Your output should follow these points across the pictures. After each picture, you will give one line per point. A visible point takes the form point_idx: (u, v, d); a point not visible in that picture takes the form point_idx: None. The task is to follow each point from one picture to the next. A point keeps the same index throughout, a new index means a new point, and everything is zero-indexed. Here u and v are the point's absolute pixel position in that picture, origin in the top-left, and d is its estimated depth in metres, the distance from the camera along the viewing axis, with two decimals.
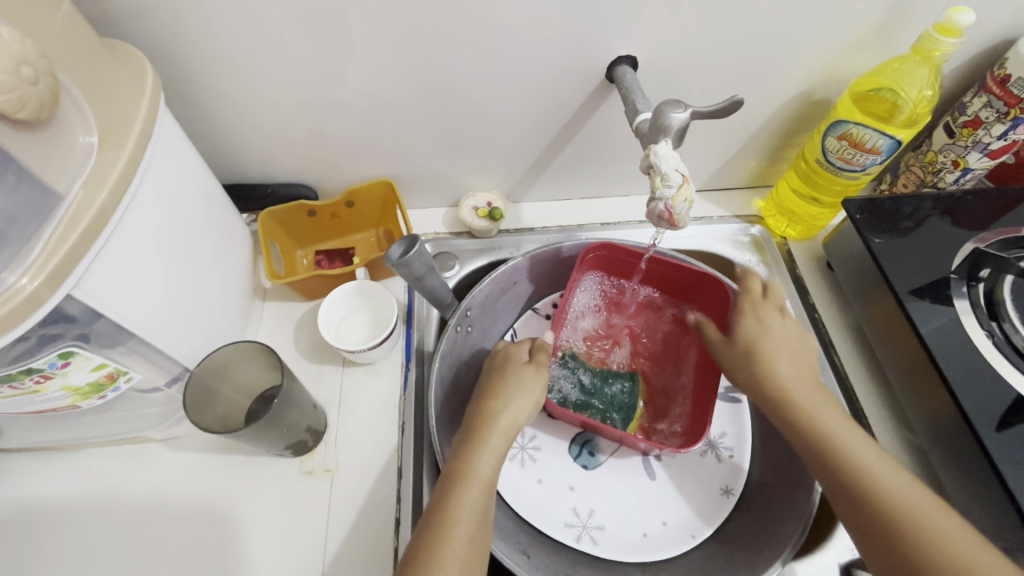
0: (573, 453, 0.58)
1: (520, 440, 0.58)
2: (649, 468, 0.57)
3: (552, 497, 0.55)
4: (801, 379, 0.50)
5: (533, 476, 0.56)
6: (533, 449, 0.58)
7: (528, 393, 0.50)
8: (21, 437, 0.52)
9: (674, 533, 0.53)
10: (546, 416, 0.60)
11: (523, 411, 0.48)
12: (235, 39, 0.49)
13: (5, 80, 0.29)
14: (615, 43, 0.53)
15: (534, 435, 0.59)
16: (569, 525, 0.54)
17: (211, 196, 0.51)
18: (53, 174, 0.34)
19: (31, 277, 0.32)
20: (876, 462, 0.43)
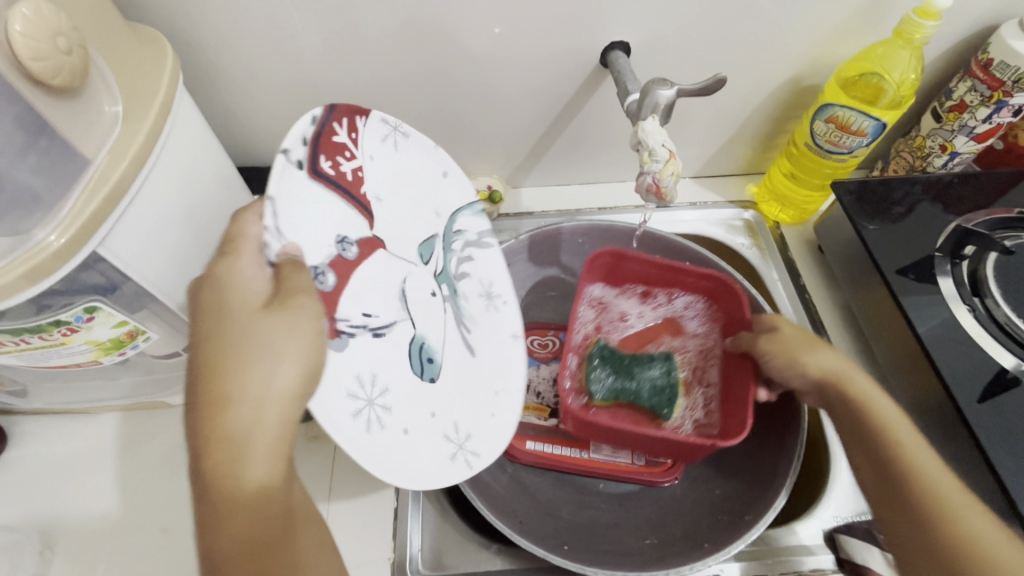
0: (414, 368, 0.45)
1: (365, 395, 0.39)
2: (467, 342, 0.51)
3: (423, 439, 0.43)
4: (859, 373, 0.49)
5: (396, 428, 0.41)
6: (381, 399, 0.40)
7: (284, 348, 0.33)
8: (44, 399, 0.55)
9: (514, 395, 0.49)
10: (371, 337, 0.42)
11: (299, 354, 0.34)
12: (248, 25, 0.52)
13: (40, 49, 0.32)
14: (609, 28, 0.55)
15: (375, 376, 0.41)
16: (447, 441, 0.45)
17: (226, 173, 0.54)
18: (81, 142, 0.37)
19: (60, 234, 0.35)
20: (930, 463, 0.43)
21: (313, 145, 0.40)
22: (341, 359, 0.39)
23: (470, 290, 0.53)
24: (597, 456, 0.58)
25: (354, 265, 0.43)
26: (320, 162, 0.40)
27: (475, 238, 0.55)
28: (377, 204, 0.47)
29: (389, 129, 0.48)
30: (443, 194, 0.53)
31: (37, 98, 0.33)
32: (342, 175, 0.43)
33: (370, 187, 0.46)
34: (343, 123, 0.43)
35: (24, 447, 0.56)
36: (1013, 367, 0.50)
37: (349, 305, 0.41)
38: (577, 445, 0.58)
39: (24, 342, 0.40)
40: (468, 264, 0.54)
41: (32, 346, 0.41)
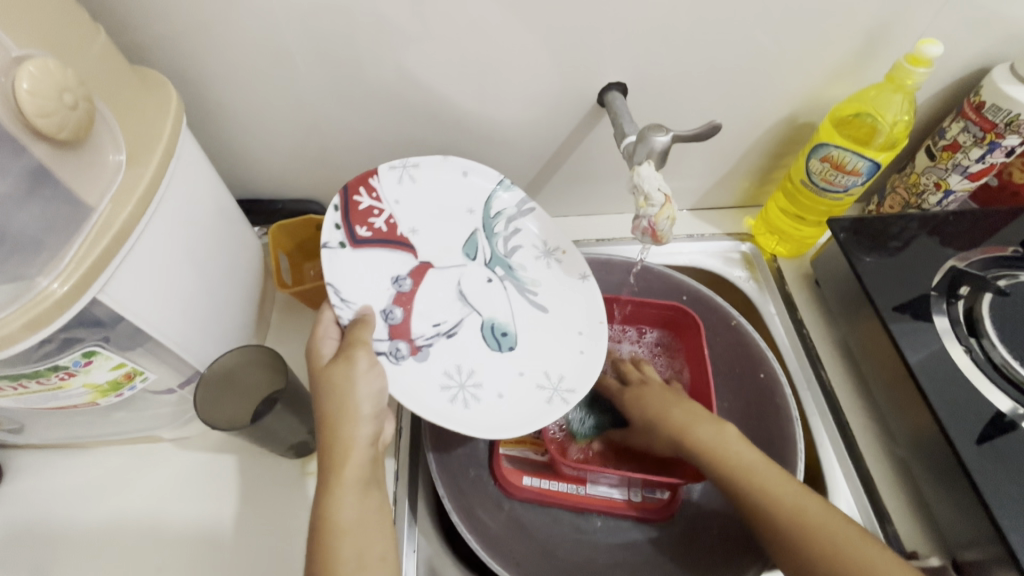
0: (492, 345, 0.56)
1: (458, 383, 0.53)
2: (536, 303, 0.58)
3: (520, 393, 0.54)
4: (713, 425, 0.52)
5: (491, 394, 0.53)
6: (473, 384, 0.53)
7: (348, 391, 0.45)
8: (39, 434, 0.54)
9: (594, 333, 0.57)
10: (446, 339, 0.55)
11: (381, 383, 0.46)
12: (252, 67, 0.53)
13: (46, 105, 0.32)
14: (605, 70, 0.56)
15: (460, 364, 0.54)
16: (541, 388, 0.54)
17: (227, 210, 0.55)
18: (85, 190, 0.37)
19: (61, 282, 0.36)
20: (798, 497, 0.46)
21: (346, 222, 0.54)
22: (430, 368, 0.53)
23: (527, 259, 0.60)
24: (595, 492, 0.57)
25: (412, 294, 0.56)
26: (357, 232, 0.54)
27: (515, 212, 0.60)
28: (415, 235, 0.58)
29: (399, 170, 0.57)
30: (471, 191, 0.59)
31: (43, 150, 0.34)
32: (379, 231, 0.56)
33: (404, 224, 0.57)
34: (361, 192, 0.56)
35: (17, 482, 0.55)
36: (1009, 410, 0.50)
37: (420, 323, 0.55)
38: (575, 480, 0.58)
39: (22, 386, 0.40)
40: (517, 238, 0.61)
41: (30, 389, 0.41)
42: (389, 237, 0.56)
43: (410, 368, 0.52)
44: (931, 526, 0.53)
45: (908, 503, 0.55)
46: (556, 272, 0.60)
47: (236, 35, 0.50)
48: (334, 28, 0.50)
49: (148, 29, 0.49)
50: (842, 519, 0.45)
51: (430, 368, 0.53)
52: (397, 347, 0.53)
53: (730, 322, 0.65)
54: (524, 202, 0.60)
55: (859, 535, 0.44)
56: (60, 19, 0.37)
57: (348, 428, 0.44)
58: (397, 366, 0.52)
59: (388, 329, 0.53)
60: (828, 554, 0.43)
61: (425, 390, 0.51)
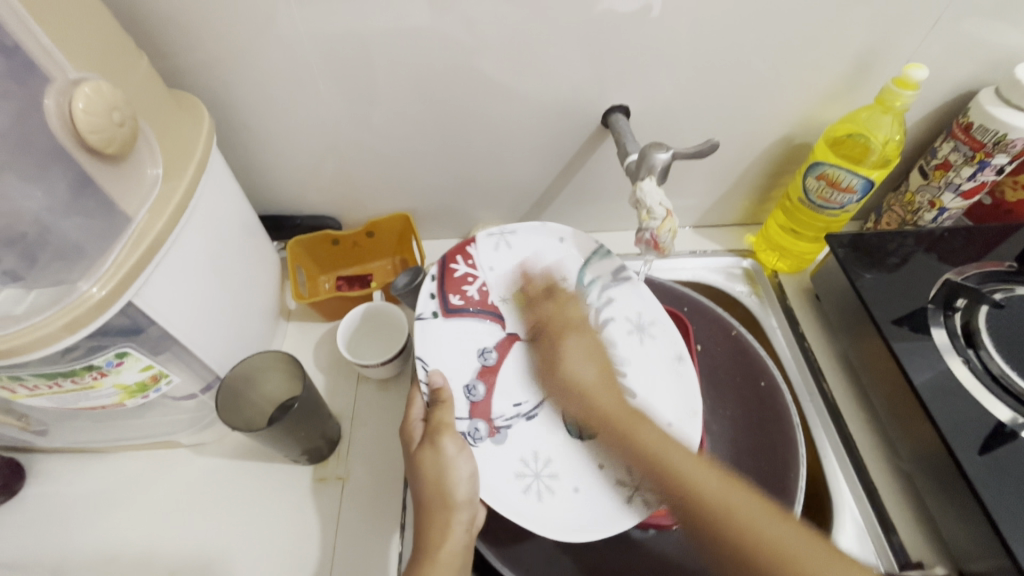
0: (573, 433, 0.53)
1: (536, 467, 0.51)
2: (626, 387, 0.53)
3: (599, 487, 0.50)
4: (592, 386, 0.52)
5: (567, 487, 0.50)
6: (549, 475, 0.51)
7: (448, 475, 0.47)
8: (61, 439, 0.56)
9: (684, 423, 0.51)
10: (526, 421, 0.53)
11: (471, 466, 0.48)
12: (279, 92, 0.57)
13: (97, 122, 0.35)
14: (608, 93, 0.59)
15: (537, 452, 0.52)
16: (621, 484, 0.49)
17: (249, 224, 0.58)
18: (125, 202, 0.40)
19: (101, 286, 0.38)
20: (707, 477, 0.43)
21: (441, 291, 0.57)
22: (505, 452, 0.52)
23: (620, 333, 0.57)
24: None
25: (497, 370, 0.55)
26: (450, 300, 0.57)
27: (609, 280, 0.59)
28: (505, 304, 0.58)
29: (496, 238, 0.60)
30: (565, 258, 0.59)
31: (90, 163, 0.37)
32: (471, 300, 0.58)
33: (495, 292, 0.58)
34: (459, 259, 0.59)
35: (39, 486, 0.57)
36: (1010, 420, 0.51)
37: (501, 402, 0.54)
38: None
39: (58, 385, 0.43)
40: (609, 309, 0.58)
41: (64, 389, 0.43)
42: (482, 305, 0.58)
43: (485, 453, 0.51)
44: (936, 538, 0.53)
45: (912, 515, 0.55)
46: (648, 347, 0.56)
47: (265, 62, 0.54)
48: (356, 56, 0.54)
49: (185, 57, 0.53)
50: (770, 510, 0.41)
51: (506, 453, 0.52)
52: (476, 427, 0.52)
53: (730, 333, 0.67)
54: (619, 270, 0.59)
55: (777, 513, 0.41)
56: (111, 48, 0.41)
57: (446, 512, 0.46)
58: (474, 447, 0.51)
59: (468, 407, 0.53)
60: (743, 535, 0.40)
61: (501, 477, 0.50)
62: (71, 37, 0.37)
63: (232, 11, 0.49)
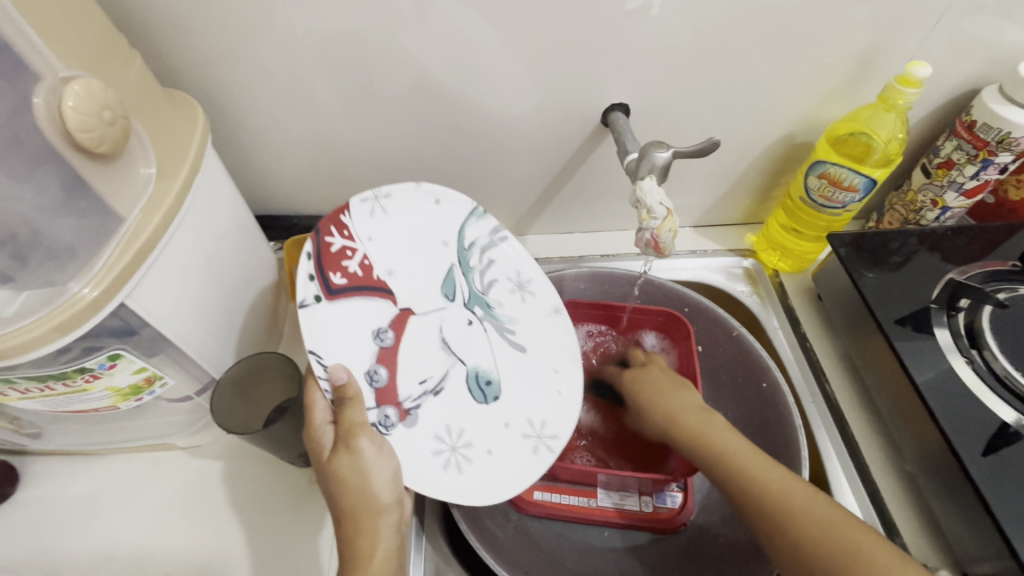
0: (479, 398, 0.54)
1: (450, 441, 0.52)
2: (514, 343, 0.57)
3: (508, 446, 0.52)
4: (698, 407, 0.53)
5: (481, 452, 0.52)
6: (464, 445, 0.52)
7: (366, 477, 0.45)
8: (56, 441, 0.56)
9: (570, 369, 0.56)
10: (434, 397, 0.53)
11: (391, 465, 0.47)
12: (275, 91, 0.56)
13: (87, 121, 0.35)
14: (608, 92, 0.59)
15: (450, 425, 0.53)
16: (526, 437, 0.53)
17: (245, 224, 0.57)
18: (117, 201, 0.40)
19: (92, 287, 0.38)
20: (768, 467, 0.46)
21: (319, 271, 0.50)
22: (419, 433, 0.51)
23: (501, 293, 0.58)
24: (606, 504, 0.57)
25: (395, 349, 0.53)
26: (331, 280, 0.50)
27: (488, 241, 0.58)
28: (392, 278, 0.54)
29: (371, 202, 0.53)
30: (443, 219, 0.56)
31: (81, 163, 0.36)
32: (353, 277, 0.52)
33: (380, 266, 0.54)
34: (333, 231, 0.51)
35: (34, 489, 0.57)
36: (1015, 421, 0.50)
37: (406, 382, 0.53)
38: (586, 492, 0.58)
39: (49, 388, 0.42)
40: (492, 270, 0.58)
41: (56, 391, 0.43)
42: (362, 282, 0.52)
43: (400, 438, 0.50)
44: (940, 540, 0.53)
45: (916, 517, 0.54)
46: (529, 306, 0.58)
47: (260, 60, 0.53)
48: (351, 54, 0.53)
49: (179, 56, 0.52)
50: (829, 503, 0.42)
51: (420, 434, 0.52)
52: (386, 415, 0.50)
53: (732, 333, 0.66)
54: (496, 229, 0.58)
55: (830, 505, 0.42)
56: (102, 45, 0.40)
57: (374, 519, 0.44)
58: (387, 436, 0.50)
59: (374, 396, 0.50)
60: (803, 525, 0.41)
61: (418, 459, 0.50)
62: (62, 34, 0.36)
63: (227, 8, 0.49)
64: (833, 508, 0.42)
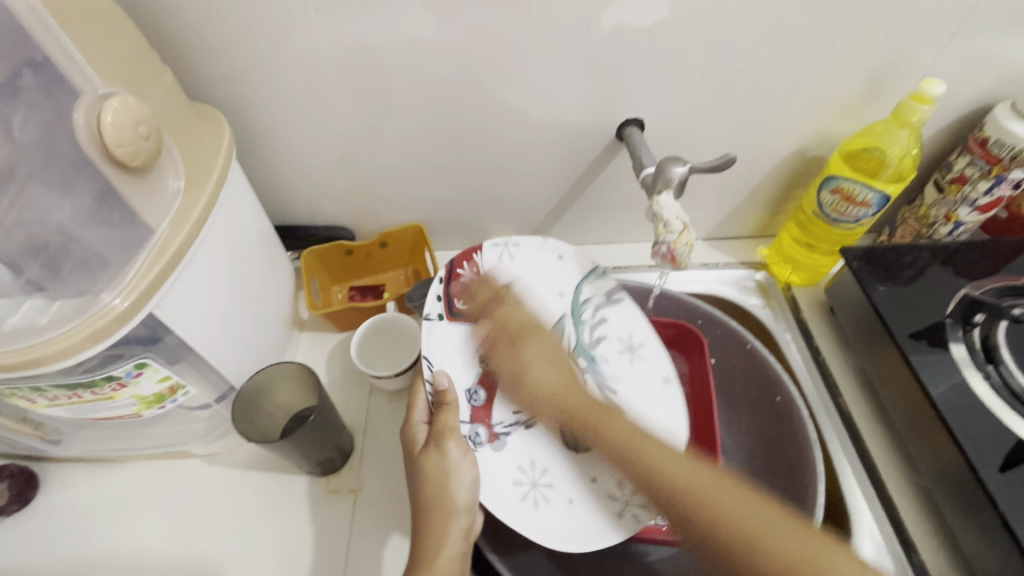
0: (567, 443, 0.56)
1: (535, 476, 0.55)
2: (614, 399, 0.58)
3: (592, 500, 0.53)
4: (563, 375, 0.56)
5: (562, 499, 0.54)
6: (545, 485, 0.54)
7: (445, 480, 0.47)
8: (76, 448, 0.56)
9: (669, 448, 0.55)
10: (523, 429, 0.57)
11: (473, 474, 0.49)
12: (297, 105, 0.57)
13: (123, 136, 0.36)
14: (624, 107, 0.60)
15: (534, 460, 0.56)
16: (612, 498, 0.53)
17: (265, 235, 0.58)
18: (148, 212, 0.41)
19: (123, 297, 0.39)
20: (696, 471, 0.47)
21: (447, 295, 0.57)
22: (502, 460, 0.55)
23: (611, 350, 0.60)
24: None
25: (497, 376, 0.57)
26: (456, 304, 0.57)
27: (604, 299, 0.61)
28: (508, 315, 0.58)
29: (500, 248, 0.59)
30: (564, 276, 0.61)
31: (116, 176, 0.37)
32: (475, 306, 0.57)
33: (501, 304, 0.58)
34: (465, 266, 0.58)
35: (53, 495, 0.57)
36: None
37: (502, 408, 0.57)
38: None
39: (77, 395, 0.43)
40: (603, 326, 0.61)
41: (83, 399, 0.43)
42: (480, 312, 0.58)
43: (487, 458, 0.54)
44: (958, 558, 0.52)
45: (933, 533, 0.54)
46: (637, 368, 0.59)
47: (284, 75, 0.54)
48: (371, 69, 0.54)
49: (206, 71, 0.53)
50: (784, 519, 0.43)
51: (504, 459, 0.55)
52: (477, 432, 0.55)
53: (746, 346, 0.66)
54: (614, 291, 0.61)
55: (788, 519, 0.43)
56: (137, 62, 0.41)
57: (446, 519, 0.45)
58: (476, 450, 0.54)
59: (470, 411, 0.55)
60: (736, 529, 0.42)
61: (498, 483, 0.53)
62: (101, 52, 0.38)
63: (254, 23, 0.50)
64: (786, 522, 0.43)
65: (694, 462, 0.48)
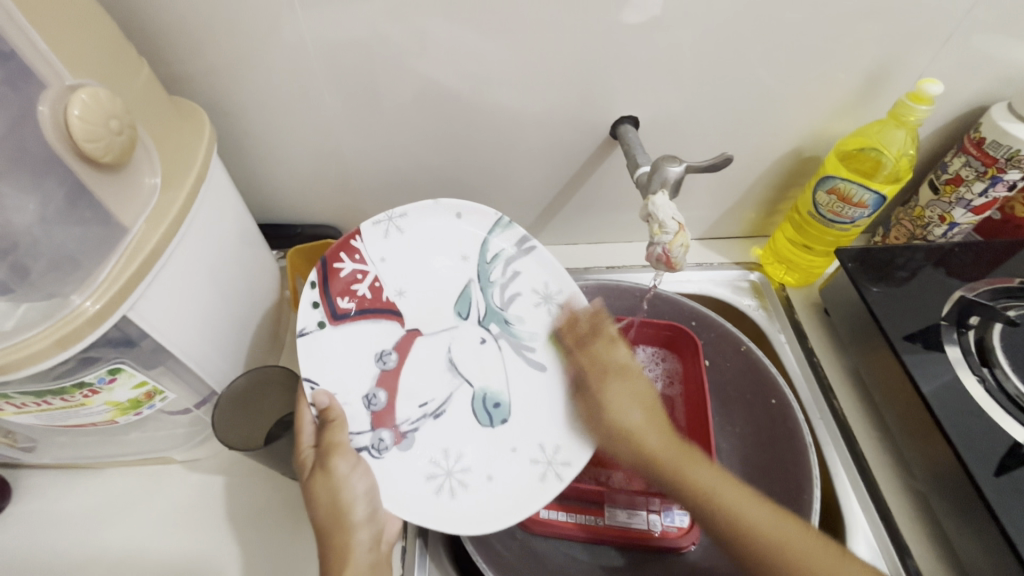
0: (483, 421, 0.52)
1: (447, 463, 0.50)
2: (533, 362, 0.54)
3: (512, 474, 0.50)
4: (642, 428, 0.49)
5: (480, 477, 0.50)
6: (461, 472, 0.49)
7: (339, 493, 0.45)
8: (51, 454, 0.54)
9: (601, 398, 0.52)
10: (433, 420, 0.51)
11: (367, 482, 0.47)
12: (281, 99, 0.55)
13: (94, 130, 0.34)
14: (619, 105, 0.58)
15: (448, 448, 0.50)
16: (534, 462, 0.50)
17: (249, 234, 0.56)
18: (122, 211, 0.39)
19: (94, 300, 0.37)
20: (723, 484, 0.45)
21: (325, 296, 0.51)
22: (414, 456, 0.50)
23: (525, 307, 0.56)
24: (612, 523, 0.54)
25: (399, 372, 0.52)
26: (337, 304, 0.51)
27: (513, 253, 0.57)
28: (402, 298, 0.54)
29: (384, 225, 0.54)
30: (463, 235, 0.56)
31: (86, 173, 0.35)
32: (363, 300, 0.52)
33: (390, 287, 0.54)
34: (343, 257, 0.53)
35: (26, 503, 0.55)
36: None
37: (406, 406, 0.51)
38: (592, 510, 0.55)
39: (47, 402, 0.41)
40: (515, 284, 0.56)
41: (54, 406, 0.41)
42: (376, 306, 0.53)
43: (394, 463, 0.49)
44: (953, 562, 0.52)
45: (927, 537, 0.54)
46: (559, 319, 0.56)
47: (266, 67, 0.52)
48: (358, 63, 0.53)
49: (185, 62, 0.51)
50: (796, 525, 0.44)
51: (414, 457, 0.50)
52: (380, 438, 0.49)
53: (740, 348, 0.66)
54: (523, 241, 0.56)
55: (794, 520, 0.44)
56: (110, 52, 0.39)
57: (346, 535, 0.45)
58: (377, 460, 0.48)
59: (371, 418, 0.50)
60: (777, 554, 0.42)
61: (410, 480, 0.49)
62: (70, 41, 0.36)
63: (235, 15, 0.48)
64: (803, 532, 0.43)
65: (712, 468, 0.46)
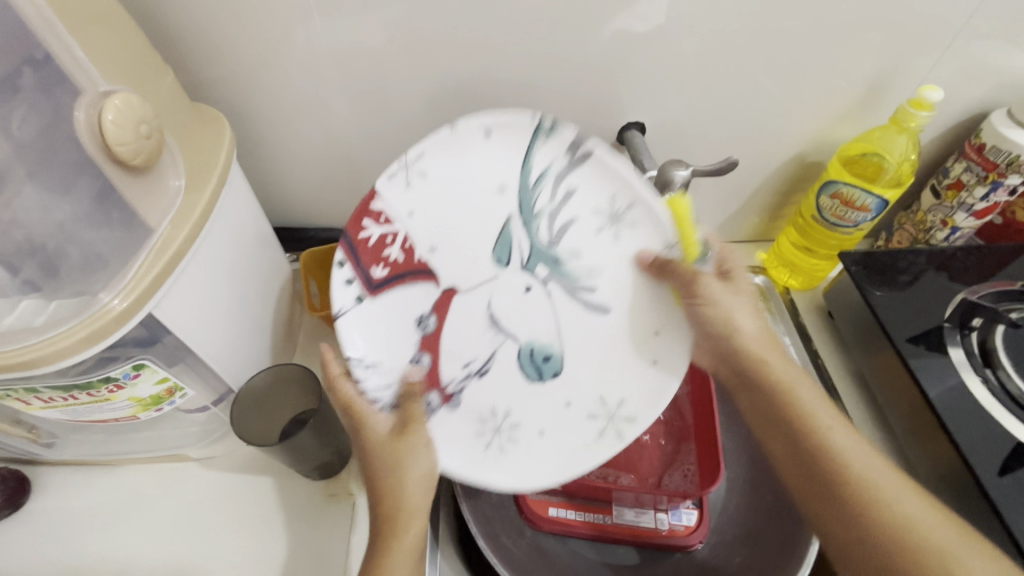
0: (532, 375, 0.49)
1: (495, 421, 0.49)
2: (590, 304, 0.49)
3: (569, 427, 0.48)
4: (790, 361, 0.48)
5: (531, 433, 0.48)
6: (511, 427, 0.48)
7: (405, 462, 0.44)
8: (70, 451, 0.56)
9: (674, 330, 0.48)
10: (478, 379, 0.49)
11: (431, 461, 0.45)
12: (297, 105, 0.57)
13: (125, 134, 0.35)
14: (626, 111, 0.60)
15: (495, 406, 0.49)
16: (592, 417, 0.48)
17: (265, 237, 0.57)
18: (148, 212, 0.40)
19: (122, 298, 0.38)
20: (860, 445, 0.43)
21: (357, 265, 0.48)
22: (461, 416, 0.49)
23: (584, 234, 0.49)
24: (621, 521, 0.55)
25: (438, 333, 0.50)
26: (371, 273, 0.48)
27: (564, 167, 0.48)
28: (435, 254, 0.49)
29: (400, 172, 0.47)
30: (498, 164, 0.48)
31: (117, 175, 0.37)
32: (394, 265, 0.49)
33: (421, 245, 0.49)
34: (367, 222, 0.48)
35: (46, 499, 0.56)
36: None
37: (448, 365, 0.49)
38: (600, 508, 0.56)
39: (73, 397, 0.42)
40: (568, 208, 0.48)
41: (79, 401, 0.43)
42: (408, 267, 0.49)
43: (444, 423, 0.48)
44: None
45: None
46: (625, 247, 0.48)
47: (283, 75, 0.54)
48: (372, 71, 0.54)
49: (206, 70, 0.53)
50: (920, 497, 0.41)
51: (462, 416, 0.49)
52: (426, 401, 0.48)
53: None
54: (575, 148, 0.47)
55: (914, 489, 0.41)
56: (138, 60, 0.41)
57: (399, 503, 0.44)
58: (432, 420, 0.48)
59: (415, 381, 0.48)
60: (886, 510, 0.40)
61: (456, 437, 0.48)
62: (102, 50, 0.37)
63: (255, 25, 0.50)
64: (924, 504, 0.40)
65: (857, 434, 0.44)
